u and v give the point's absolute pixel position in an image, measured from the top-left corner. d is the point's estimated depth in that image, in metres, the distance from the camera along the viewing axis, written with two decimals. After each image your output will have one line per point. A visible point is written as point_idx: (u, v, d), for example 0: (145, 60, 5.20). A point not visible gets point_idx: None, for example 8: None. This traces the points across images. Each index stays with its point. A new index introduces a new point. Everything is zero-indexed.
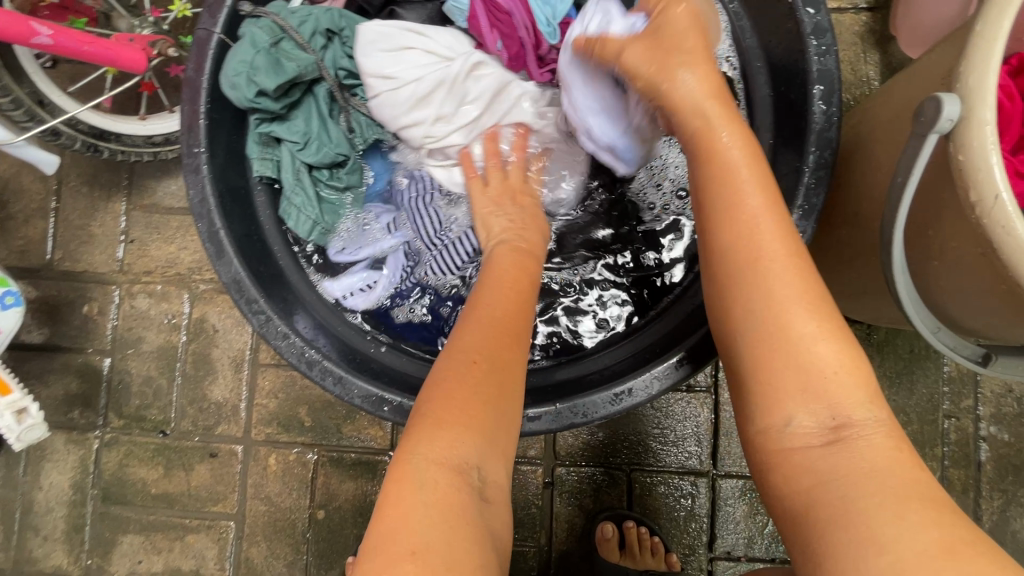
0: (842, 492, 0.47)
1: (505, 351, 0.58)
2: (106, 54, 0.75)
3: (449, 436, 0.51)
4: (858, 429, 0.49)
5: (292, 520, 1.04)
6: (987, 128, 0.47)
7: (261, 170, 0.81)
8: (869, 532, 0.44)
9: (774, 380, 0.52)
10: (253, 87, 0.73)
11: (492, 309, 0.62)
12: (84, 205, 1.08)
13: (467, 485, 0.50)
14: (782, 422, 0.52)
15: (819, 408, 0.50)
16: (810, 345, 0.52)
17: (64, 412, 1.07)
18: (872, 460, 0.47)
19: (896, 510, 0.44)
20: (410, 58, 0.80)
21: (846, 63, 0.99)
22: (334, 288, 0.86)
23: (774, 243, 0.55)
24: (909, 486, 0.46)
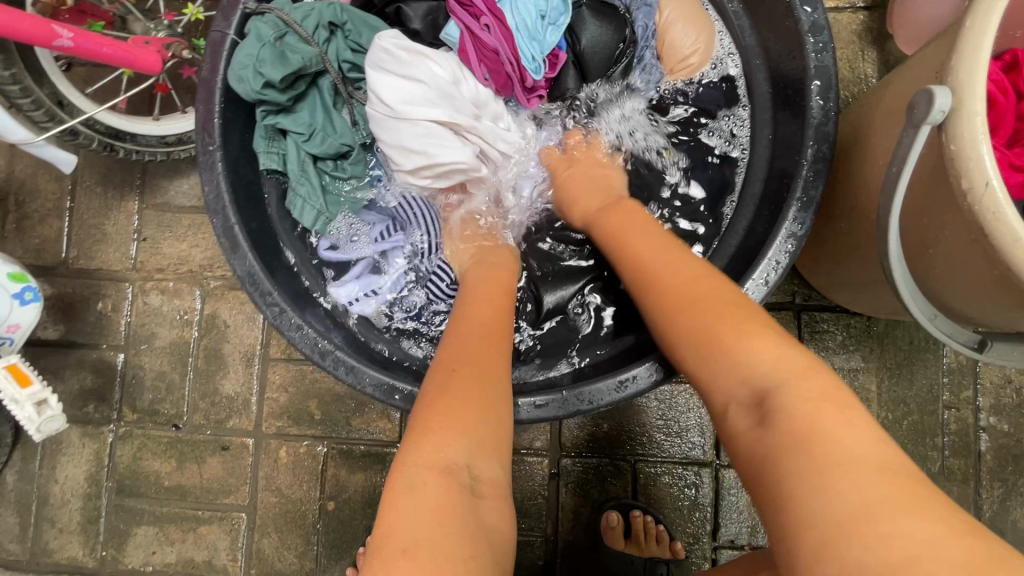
0: (774, 462, 0.48)
1: (485, 358, 0.63)
2: (124, 57, 0.78)
3: (436, 440, 0.54)
4: (780, 392, 0.51)
5: (302, 511, 1.06)
6: (977, 118, 0.49)
7: (267, 163, 0.83)
8: (800, 501, 0.45)
9: (703, 370, 0.57)
10: (259, 78, 0.75)
11: (470, 321, 0.69)
12: (97, 204, 1.10)
13: (458, 484, 0.52)
14: (721, 409, 0.55)
15: (739, 384, 0.54)
16: (729, 334, 0.56)
17: (78, 406, 1.09)
18: (802, 418, 0.48)
19: (825, 471, 0.45)
20: (412, 86, 0.79)
21: (844, 61, 1.01)
22: (342, 292, 0.87)
23: (678, 263, 0.65)
24: (835, 438, 0.46)
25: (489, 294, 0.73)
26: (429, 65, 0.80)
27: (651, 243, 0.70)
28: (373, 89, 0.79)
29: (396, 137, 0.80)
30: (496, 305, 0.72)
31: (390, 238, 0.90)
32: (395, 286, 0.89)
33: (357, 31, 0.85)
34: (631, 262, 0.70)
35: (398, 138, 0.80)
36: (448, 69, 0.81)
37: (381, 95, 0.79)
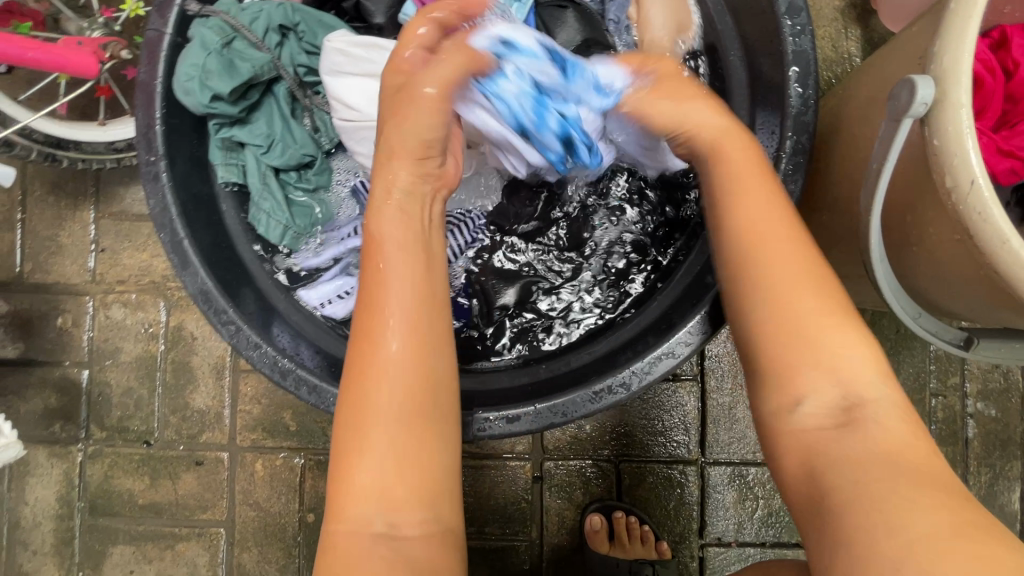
0: (860, 466, 0.48)
1: (394, 398, 0.55)
2: (54, 59, 0.71)
3: (352, 488, 0.54)
4: (867, 410, 0.52)
5: (282, 525, 1.04)
6: (962, 111, 0.45)
7: (226, 176, 0.79)
8: (872, 510, 0.46)
9: (778, 358, 0.55)
10: (207, 91, 0.71)
11: (407, 332, 0.57)
12: (50, 215, 1.05)
13: (372, 531, 0.53)
14: (793, 403, 0.54)
15: (826, 379, 0.53)
16: (817, 330, 0.54)
17: (45, 426, 1.05)
18: (888, 441, 0.49)
19: (910, 482, 0.46)
20: (377, 89, 0.74)
21: (826, 40, 0.96)
22: (311, 296, 0.82)
23: (782, 237, 0.58)
24: (929, 471, 0.47)
25: (396, 276, 0.58)
26: (389, 58, 0.75)
27: (784, 222, 0.58)
28: (335, 95, 0.74)
29: (369, 145, 0.76)
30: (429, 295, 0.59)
31: (362, 234, 0.84)
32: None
33: (312, 32, 0.79)
34: (742, 223, 0.59)
35: (373, 147, 0.76)
36: None
37: (346, 101, 0.74)
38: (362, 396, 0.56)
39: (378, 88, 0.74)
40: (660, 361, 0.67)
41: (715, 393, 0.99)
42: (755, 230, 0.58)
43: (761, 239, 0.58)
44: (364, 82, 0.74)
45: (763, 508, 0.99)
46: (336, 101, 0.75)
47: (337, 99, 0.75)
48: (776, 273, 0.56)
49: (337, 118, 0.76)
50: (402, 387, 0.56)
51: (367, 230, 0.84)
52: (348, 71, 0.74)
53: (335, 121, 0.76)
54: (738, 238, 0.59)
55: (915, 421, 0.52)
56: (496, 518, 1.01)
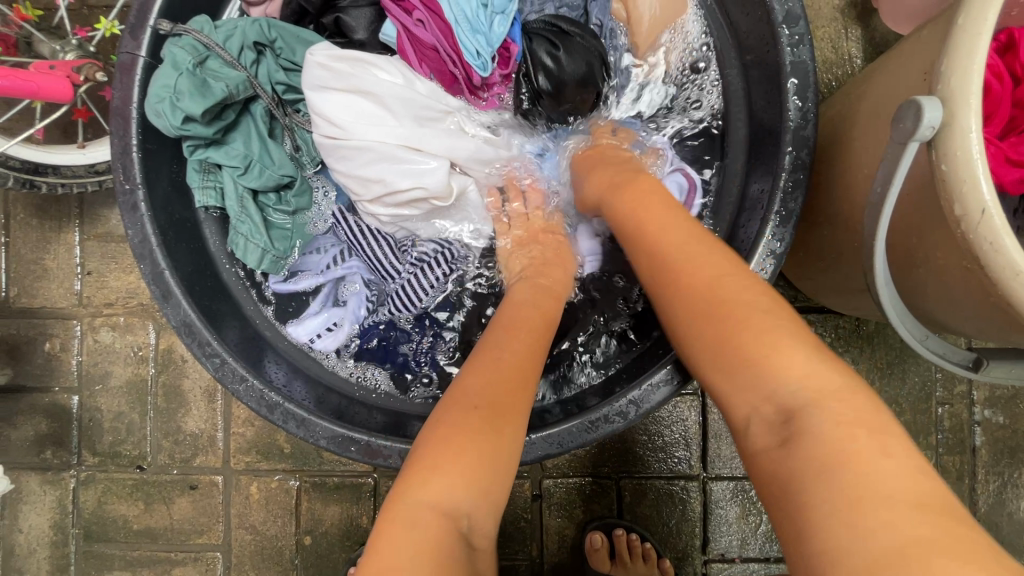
0: (802, 486, 0.46)
1: (508, 399, 0.56)
2: (25, 87, 0.69)
3: (440, 481, 0.50)
4: (808, 415, 0.48)
5: (278, 548, 1.02)
6: (971, 135, 0.43)
7: (203, 200, 0.76)
8: (818, 536, 0.44)
9: (731, 395, 0.54)
10: (179, 112, 0.67)
11: (498, 354, 0.60)
12: (34, 238, 1.02)
13: (452, 528, 0.49)
14: (744, 430, 0.53)
15: (769, 407, 0.50)
16: (762, 356, 0.52)
17: (36, 453, 1.04)
18: (830, 450, 0.46)
19: (860, 497, 0.43)
20: (359, 105, 0.72)
21: (826, 42, 0.93)
22: (301, 332, 0.81)
23: (727, 286, 0.56)
24: (890, 480, 0.43)
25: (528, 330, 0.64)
26: (374, 73, 0.72)
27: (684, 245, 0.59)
28: (318, 111, 0.72)
29: (348, 165, 0.73)
30: (536, 326, 0.65)
31: (343, 263, 0.83)
32: (358, 316, 0.83)
33: (290, 48, 0.77)
34: (672, 278, 0.58)
35: (354, 167, 0.73)
36: (395, 74, 0.73)
37: (327, 117, 0.71)
38: (485, 376, 0.57)
39: (358, 105, 0.72)
40: (655, 389, 0.65)
41: (716, 408, 0.97)
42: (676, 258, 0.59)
43: (711, 301, 0.55)
44: (343, 97, 0.71)
45: (766, 523, 0.97)
46: (314, 112, 0.72)
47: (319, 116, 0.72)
48: (696, 283, 0.57)
49: (318, 134, 0.73)
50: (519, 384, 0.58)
51: (348, 256, 0.83)
52: (326, 86, 0.71)
53: (316, 139, 0.74)
54: (667, 289, 0.58)
55: (884, 427, 0.47)
56: (495, 537, 0.99)
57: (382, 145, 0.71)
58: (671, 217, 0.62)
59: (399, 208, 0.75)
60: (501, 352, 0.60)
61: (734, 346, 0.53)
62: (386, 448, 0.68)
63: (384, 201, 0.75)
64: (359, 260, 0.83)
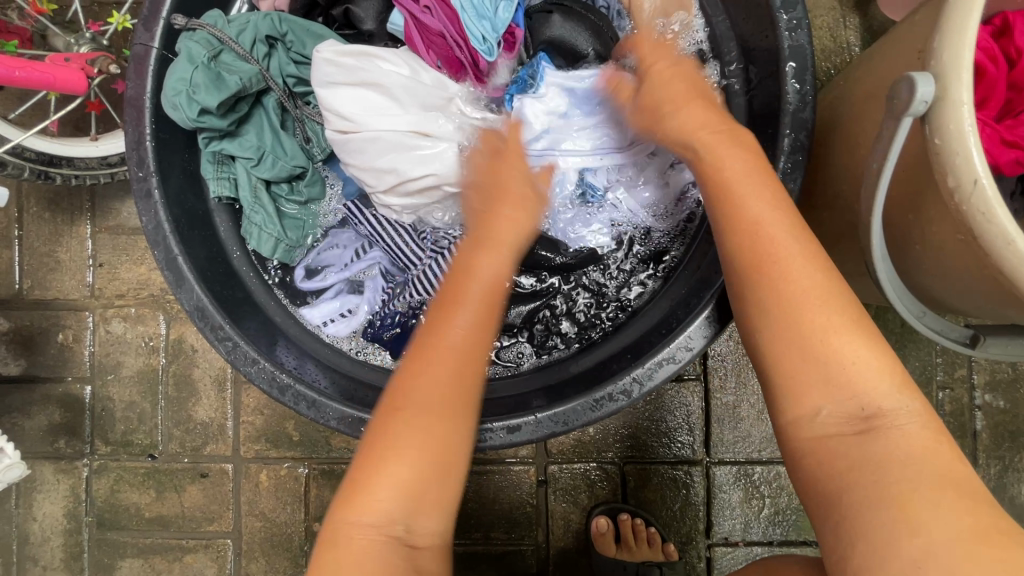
0: (876, 475, 0.47)
1: (428, 410, 0.56)
2: (42, 78, 0.71)
3: (370, 498, 0.53)
4: (890, 420, 0.49)
5: (288, 534, 1.04)
6: (964, 108, 0.44)
7: (218, 191, 0.78)
8: (908, 517, 0.45)
9: (797, 376, 0.52)
10: (195, 105, 0.69)
11: (438, 353, 0.58)
12: (47, 231, 1.04)
13: (390, 537, 0.53)
14: (811, 412, 0.51)
15: (847, 399, 0.50)
16: (837, 341, 0.51)
17: (50, 442, 1.06)
18: (908, 451, 0.48)
19: (938, 488, 0.45)
20: (370, 95, 0.73)
21: (824, 30, 0.94)
22: (314, 316, 0.83)
23: (787, 244, 0.53)
24: (959, 480, 0.46)
25: (468, 307, 0.60)
26: (381, 65, 0.73)
27: (776, 233, 0.54)
28: (329, 106, 0.73)
29: (361, 156, 0.74)
30: (480, 320, 0.60)
31: (365, 255, 0.86)
32: (372, 304, 0.85)
33: (300, 41, 0.78)
34: (739, 226, 0.55)
35: (366, 158, 0.74)
36: (401, 65, 0.74)
37: (340, 112, 0.73)
38: (414, 390, 0.56)
39: (367, 99, 0.73)
40: (660, 367, 0.66)
41: (719, 393, 0.98)
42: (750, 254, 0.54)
43: (776, 251, 0.53)
44: (353, 91, 0.73)
45: (770, 507, 0.99)
46: (325, 105, 0.73)
47: (332, 110, 0.73)
48: (751, 230, 0.55)
49: (330, 130, 0.75)
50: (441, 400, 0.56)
51: (370, 249, 0.86)
52: (335, 81, 0.73)
53: (330, 132, 0.75)
54: (742, 235, 0.55)
55: (937, 430, 0.50)
56: (502, 522, 1.01)
57: (393, 134, 0.73)
58: (757, 191, 0.56)
59: (415, 197, 0.76)
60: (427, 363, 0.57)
61: (805, 326, 0.51)
62: None
63: (398, 192, 0.75)
64: (380, 252, 0.85)
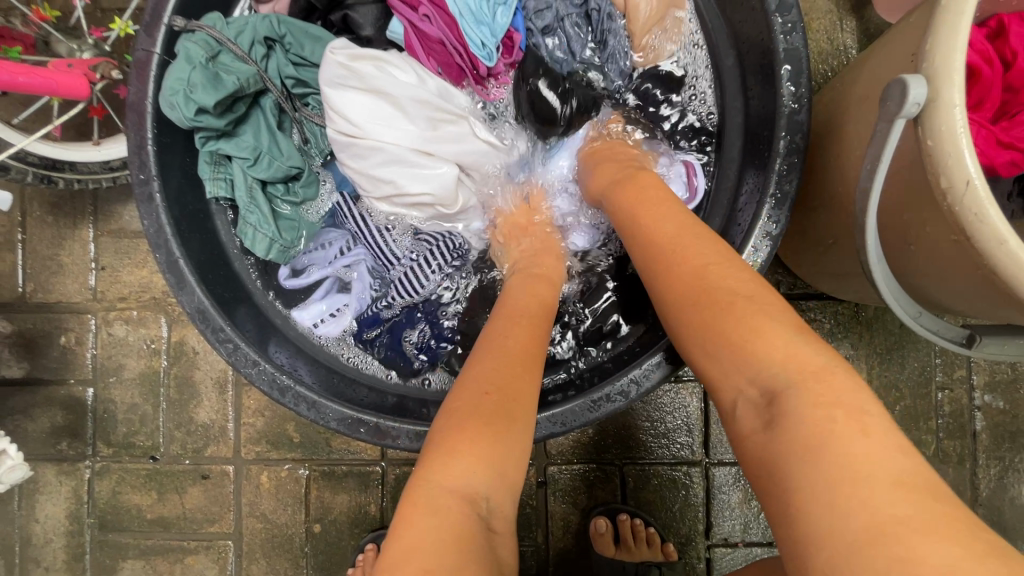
0: (785, 466, 0.45)
1: (517, 382, 0.57)
2: (45, 84, 0.71)
3: (459, 468, 0.51)
4: (789, 397, 0.47)
5: (289, 536, 1.04)
6: (956, 110, 0.45)
7: (214, 191, 0.78)
8: (806, 513, 0.42)
9: (711, 369, 0.54)
10: (191, 104, 0.69)
11: (506, 342, 0.61)
12: (50, 234, 1.05)
13: (474, 514, 0.50)
14: (731, 408, 0.52)
15: (752, 385, 0.50)
16: (757, 327, 0.51)
17: (52, 444, 1.06)
18: (820, 431, 0.44)
19: (856, 476, 0.41)
20: (375, 102, 0.73)
21: (821, 33, 0.95)
22: (304, 317, 0.83)
23: (687, 242, 0.58)
24: (876, 461, 0.41)
25: (540, 321, 0.65)
26: (390, 71, 0.74)
27: (675, 228, 0.60)
28: (335, 107, 0.73)
29: (361, 163, 0.75)
30: (531, 321, 0.65)
31: (351, 251, 0.86)
32: (361, 304, 0.85)
33: (298, 43, 0.79)
34: (649, 237, 0.61)
35: (367, 165, 0.75)
36: (408, 73, 0.75)
37: (344, 115, 0.73)
38: (489, 371, 0.57)
39: (377, 106, 0.73)
40: (655, 369, 0.66)
41: None
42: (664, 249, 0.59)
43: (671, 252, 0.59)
44: (361, 96, 0.73)
45: None
46: (331, 108, 0.73)
47: (337, 114, 0.73)
48: (662, 236, 0.61)
49: (332, 130, 0.75)
50: (523, 390, 0.57)
51: (355, 246, 0.86)
52: (346, 84, 0.72)
53: (332, 133, 0.75)
54: (648, 251, 0.61)
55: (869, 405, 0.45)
56: None
57: (394, 145, 0.74)
58: (657, 198, 0.65)
59: (409, 208, 0.79)
60: (498, 355, 0.59)
61: (716, 312, 0.53)
62: (393, 428, 0.70)
63: (392, 202, 0.78)
64: (365, 249, 0.85)
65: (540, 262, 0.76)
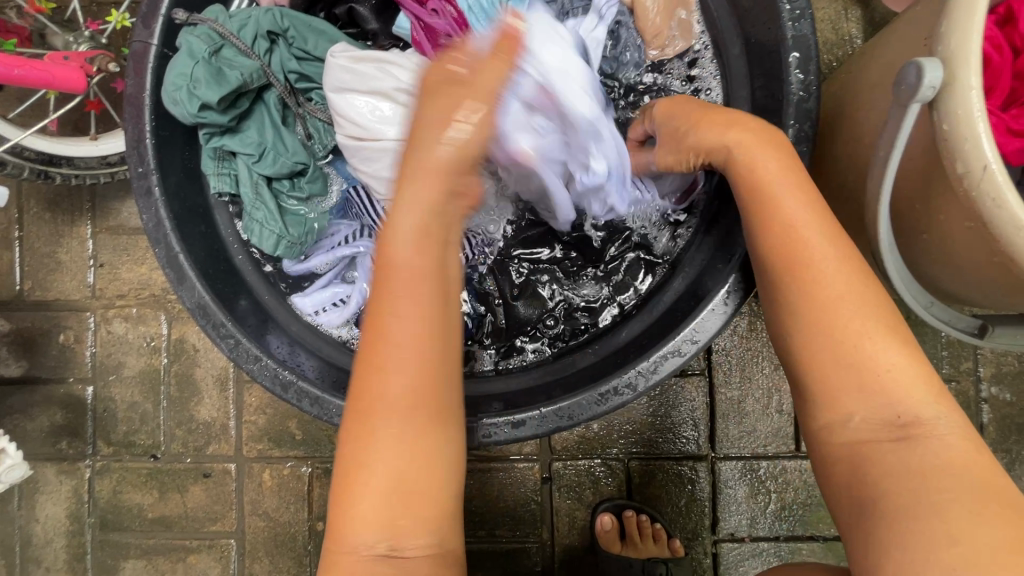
0: (915, 489, 0.48)
1: (406, 407, 0.53)
2: (40, 76, 0.70)
3: (353, 512, 0.54)
4: (928, 427, 0.50)
5: (292, 534, 1.03)
6: (972, 93, 0.44)
7: (218, 187, 0.77)
8: (935, 530, 0.45)
9: (829, 378, 0.53)
10: (195, 100, 0.69)
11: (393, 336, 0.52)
12: (47, 232, 1.04)
13: (382, 545, 0.54)
14: (843, 419, 0.53)
15: (879, 407, 0.51)
16: (870, 348, 0.52)
17: (51, 444, 1.05)
18: (942, 461, 0.49)
19: (984, 500, 0.46)
20: (382, 103, 0.72)
21: (826, 22, 0.94)
22: (305, 304, 0.82)
23: (825, 249, 0.54)
24: (993, 489, 0.47)
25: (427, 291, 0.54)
26: (392, 70, 0.73)
27: (802, 213, 0.55)
28: (340, 111, 0.73)
29: (370, 164, 0.74)
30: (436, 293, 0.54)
31: (354, 242, 0.84)
32: (364, 292, 0.82)
33: (301, 37, 0.78)
34: (771, 223, 0.56)
35: (375, 165, 0.74)
36: (416, 71, 0.73)
37: (349, 117, 0.72)
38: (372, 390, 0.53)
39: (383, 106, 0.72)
40: (666, 360, 0.65)
41: (723, 388, 0.98)
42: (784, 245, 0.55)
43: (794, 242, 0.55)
44: (366, 98, 0.72)
45: (776, 502, 0.98)
46: (337, 114, 0.73)
47: (345, 118, 0.73)
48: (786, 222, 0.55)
49: (340, 134, 0.75)
50: (419, 414, 0.54)
51: (359, 237, 0.84)
52: (348, 88, 0.72)
53: (341, 137, 0.74)
54: (775, 245, 0.55)
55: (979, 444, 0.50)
56: (505, 520, 1.00)
57: (402, 144, 0.72)
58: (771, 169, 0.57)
59: None
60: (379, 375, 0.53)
61: (834, 332, 0.53)
62: None
63: None
64: (370, 240, 0.84)
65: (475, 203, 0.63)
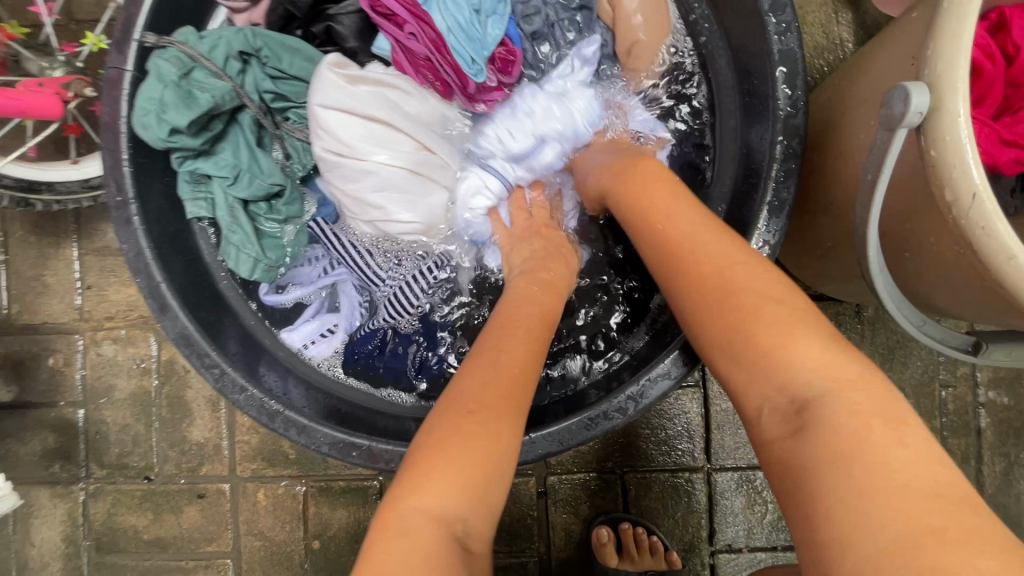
0: (813, 483, 0.45)
1: (504, 400, 0.54)
2: (14, 106, 0.69)
3: (431, 494, 0.49)
4: (822, 406, 0.47)
5: (288, 553, 1.03)
6: (960, 121, 0.43)
7: (195, 211, 0.76)
8: (830, 522, 0.43)
9: (743, 379, 0.52)
10: (164, 125, 0.67)
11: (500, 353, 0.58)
12: (33, 255, 1.03)
13: (449, 534, 0.48)
14: (755, 414, 0.52)
15: (780, 397, 0.50)
16: (769, 334, 0.51)
17: (45, 467, 1.05)
18: (853, 445, 0.44)
19: (875, 490, 0.42)
20: (370, 124, 0.71)
21: (816, 26, 0.92)
22: (294, 337, 0.82)
23: (731, 251, 0.56)
24: (900, 477, 0.42)
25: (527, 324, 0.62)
26: (387, 94, 0.73)
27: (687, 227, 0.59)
28: (324, 127, 0.70)
29: (352, 185, 0.73)
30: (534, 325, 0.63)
31: (333, 270, 0.84)
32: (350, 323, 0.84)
33: (276, 55, 0.76)
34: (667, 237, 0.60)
35: (356, 188, 0.73)
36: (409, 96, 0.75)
37: (336, 134, 0.70)
38: (473, 391, 0.55)
39: (374, 126, 0.71)
40: (654, 384, 0.65)
41: (717, 399, 0.97)
42: (672, 246, 0.59)
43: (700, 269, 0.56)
44: (354, 118, 0.71)
45: (773, 512, 0.97)
46: (317, 134, 0.72)
47: (326, 134, 0.71)
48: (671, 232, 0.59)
49: (321, 151, 0.72)
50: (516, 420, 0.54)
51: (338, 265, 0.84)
52: (340, 105, 0.70)
53: (320, 152, 0.72)
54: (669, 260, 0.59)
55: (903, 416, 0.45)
56: (502, 535, 1.00)
57: (387, 169, 0.72)
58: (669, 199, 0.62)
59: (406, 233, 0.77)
60: (491, 381, 0.55)
61: (746, 338, 0.52)
62: (388, 452, 0.68)
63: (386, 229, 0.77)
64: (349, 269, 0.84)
65: (550, 266, 0.72)
